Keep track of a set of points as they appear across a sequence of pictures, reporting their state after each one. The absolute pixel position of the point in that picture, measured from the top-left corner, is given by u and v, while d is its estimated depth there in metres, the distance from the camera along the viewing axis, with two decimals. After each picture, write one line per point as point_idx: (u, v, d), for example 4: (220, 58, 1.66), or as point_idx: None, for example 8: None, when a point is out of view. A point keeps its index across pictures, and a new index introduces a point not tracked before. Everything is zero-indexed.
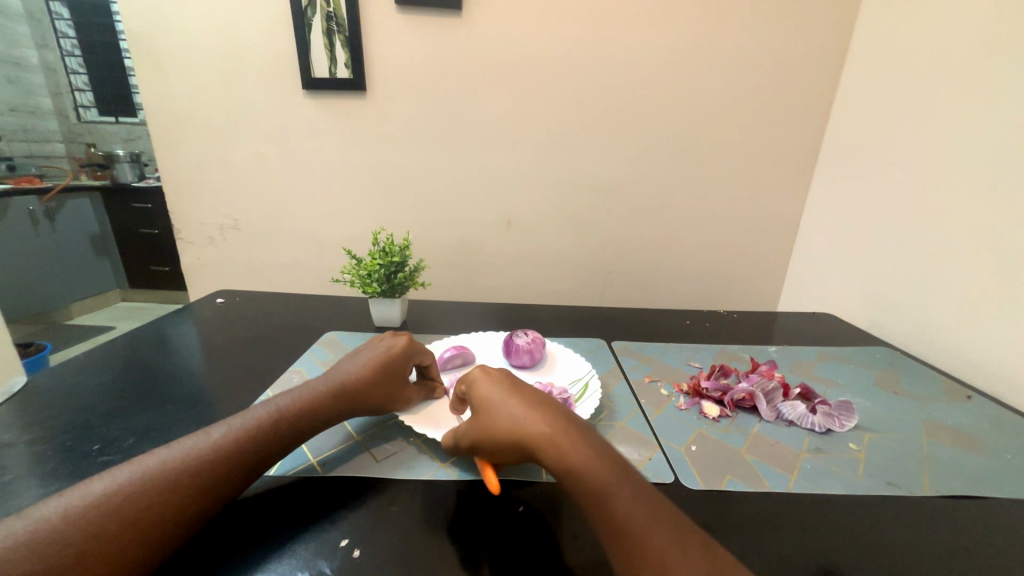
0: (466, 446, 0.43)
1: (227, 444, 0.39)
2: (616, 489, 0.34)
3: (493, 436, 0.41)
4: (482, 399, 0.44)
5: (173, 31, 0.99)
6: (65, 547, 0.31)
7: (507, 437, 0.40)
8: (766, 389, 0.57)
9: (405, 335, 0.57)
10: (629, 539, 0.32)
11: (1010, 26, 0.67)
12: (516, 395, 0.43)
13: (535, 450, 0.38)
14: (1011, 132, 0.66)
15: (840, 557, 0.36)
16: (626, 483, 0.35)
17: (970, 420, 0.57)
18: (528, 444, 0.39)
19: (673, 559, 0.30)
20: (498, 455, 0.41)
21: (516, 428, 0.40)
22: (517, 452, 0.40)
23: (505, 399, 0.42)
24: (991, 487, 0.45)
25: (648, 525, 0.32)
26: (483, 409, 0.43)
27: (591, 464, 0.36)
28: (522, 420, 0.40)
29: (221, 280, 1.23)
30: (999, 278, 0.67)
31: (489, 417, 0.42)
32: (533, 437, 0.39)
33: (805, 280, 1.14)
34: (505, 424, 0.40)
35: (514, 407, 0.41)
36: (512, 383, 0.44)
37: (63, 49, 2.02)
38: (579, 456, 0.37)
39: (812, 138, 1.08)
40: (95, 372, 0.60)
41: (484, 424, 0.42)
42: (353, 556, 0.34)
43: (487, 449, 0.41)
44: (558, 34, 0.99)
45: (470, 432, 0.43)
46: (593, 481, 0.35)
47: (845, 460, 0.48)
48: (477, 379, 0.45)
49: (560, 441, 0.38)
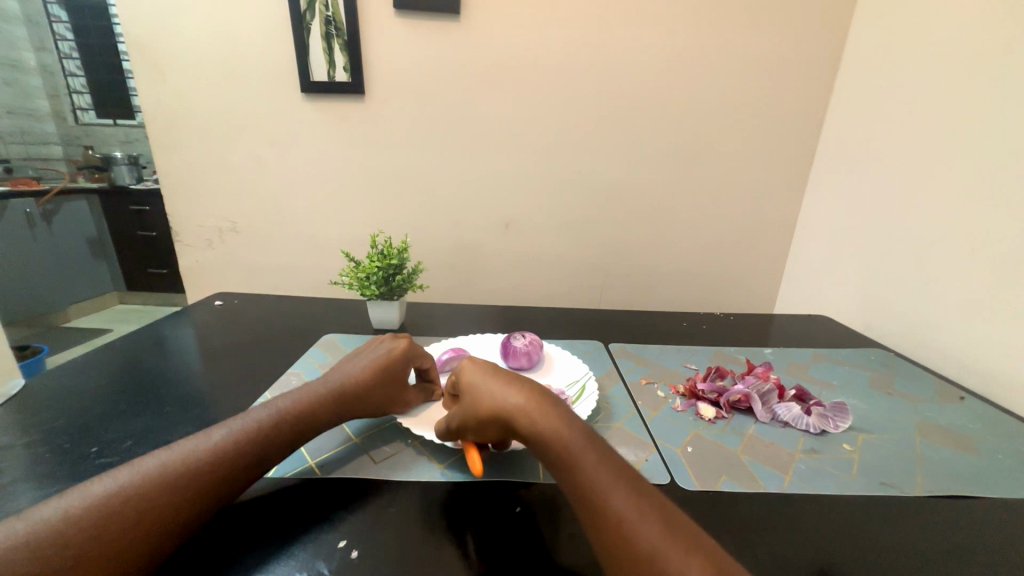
0: (455, 430, 0.44)
1: (228, 445, 0.39)
2: (585, 462, 0.35)
3: (475, 418, 0.42)
4: (466, 384, 0.46)
5: (172, 35, 0.99)
6: (65, 549, 0.31)
7: (485, 418, 0.41)
8: (762, 391, 0.58)
9: (405, 337, 0.58)
10: (591, 502, 0.33)
11: (1002, 32, 0.68)
12: (495, 375, 0.44)
13: (512, 424, 0.40)
14: (1004, 136, 0.67)
15: (835, 557, 0.36)
16: (591, 450, 0.36)
17: (962, 421, 0.58)
18: (506, 422, 0.40)
19: (629, 519, 0.31)
20: (484, 435, 0.42)
21: (492, 407, 0.41)
22: (499, 431, 0.42)
23: (484, 379, 0.44)
24: (983, 487, 0.45)
25: (609, 488, 0.33)
26: (467, 394, 0.45)
27: (560, 436, 0.37)
28: (498, 395, 0.42)
29: (220, 282, 1.23)
30: (993, 280, 0.68)
31: (471, 400, 0.43)
32: (507, 414, 0.40)
33: (801, 282, 1.15)
34: (483, 403, 0.42)
35: (491, 388, 0.43)
36: (492, 367, 0.46)
37: (62, 52, 2.01)
38: (549, 427, 0.38)
39: (807, 142, 1.09)
40: (93, 374, 0.60)
41: (467, 407, 0.43)
42: (352, 556, 0.34)
43: (471, 430, 0.43)
44: (555, 38, 1.00)
45: (456, 416, 0.45)
46: (561, 449, 0.37)
47: (839, 460, 0.48)
48: (462, 367, 0.47)
49: (532, 414, 0.39)
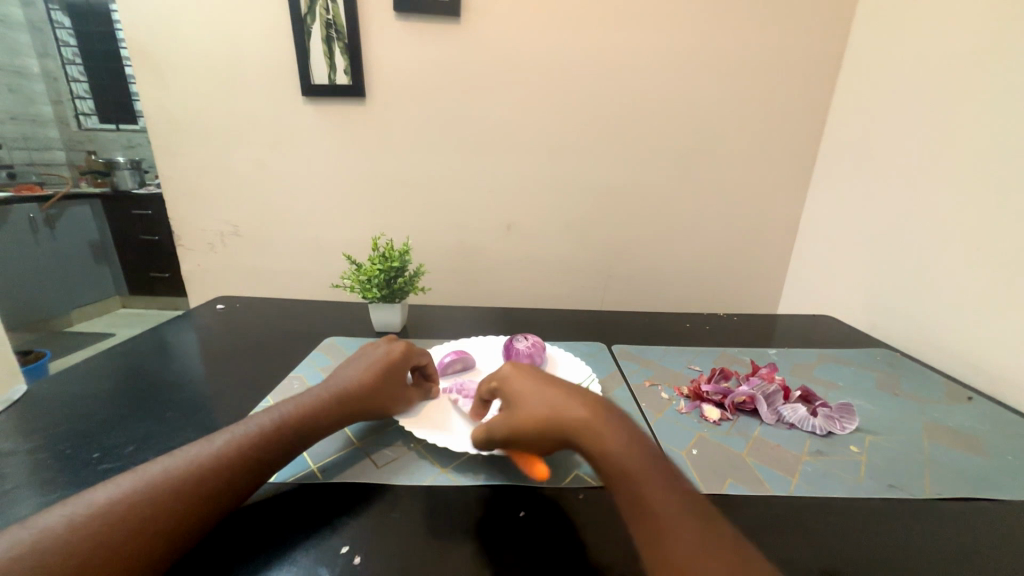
0: (499, 438, 0.43)
1: (231, 451, 0.39)
2: (654, 482, 0.35)
3: (529, 428, 0.41)
4: (517, 392, 0.45)
5: (174, 39, 1.00)
6: (69, 557, 0.31)
7: (544, 428, 0.41)
8: (766, 392, 0.57)
9: (401, 341, 0.58)
10: (657, 522, 0.33)
11: (1007, 29, 0.67)
12: (552, 386, 0.44)
13: (574, 436, 0.39)
14: (1010, 133, 0.66)
15: (846, 562, 0.35)
16: (657, 471, 0.36)
17: (971, 422, 0.57)
18: (562, 432, 0.40)
19: (699, 544, 0.31)
20: (534, 445, 0.42)
21: (549, 415, 0.41)
22: (554, 442, 0.41)
23: (541, 389, 0.44)
24: (994, 489, 0.45)
25: (677, 511, 0.33)
26: (517, 402, 0.44)
27: (626, 453, 0.37)
28: (560, 407, 0.41)
29: (221, 286, 1.23)
30: (1000, 279, 0.67)
31: (523, 407, 0.43)
32: (570, 426, 0.40)
33: (805, 282, 1.14)
34: (542, 412, 0.41)
35: (548, 396, 0.43)
36: (543, 376, 0.46)
37: (64, 58, 2.02)
38: (615, 441, 0.37)
39: (810, 141, 1.08)
40: (95, 380, 0.60)
41: (518, 415, 0.43)
42: (354, 562, 0.34)
43: (523, 439, 0.42)
44: (556, 39, 1.00)
45: (505, 424, 0.43)
46: (629, 465, 0.36)
47: (847, 463, 0.48)
48: (512, 375, 0.46)
49: (597, 427, 0.39)
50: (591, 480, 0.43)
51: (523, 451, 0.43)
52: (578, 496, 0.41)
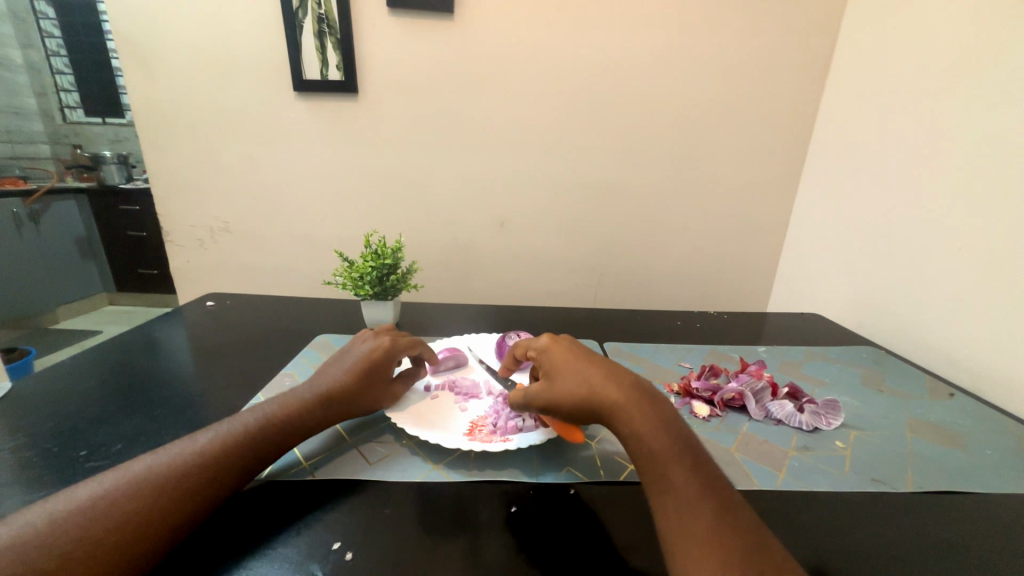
0: (535, 406, 0.44)
1: (216, 450, 0.39)
2: (682, 467, 0.36)
3: (563, 400, 0.43)
4: (555, 366, 0.46)
5: (162, 32, 0.98)
6: (49, 549, 0.31)
7: (578, 403, 0.42)
8: (754, 389, 0.58)
9: (387, 334, 0.58)
10: (682, 506, 0.34)
11: (994, 34, 0.68)
12: (590, 362, 0.45)
13: (609, 415, 0.41)
14: (997, 137, 0.67)
15: (832, 554, 0.36)
16: (687, 458, 0.37)
17: (952, 417, 0.59)
18: (596, 410, 0.41)
19: (721, 530, 0.32)
20: (567, 417, 0.43)
21: (591, 392, 0.42)
22: (586, 416, 0.42)
23: (579, 364, 0.45)
24: (972, 481, 0.46)
25: (701, 497, 0.34)
26: (554, 375, 0.45)
27: (660, 436, 0.38)
28: (598, 383, 0.42)
29: (209, 283, 1.21)
30: (984, 280, 0.68)
31: (566, 381, 0.43)
32: (606, 404, 0.41)
33: (793, 281, 1.15)
34: (581, 387, 0.42)
35: (585, 373, 0.44)
36: (585, 354, 0.46)
37: (49, 49, 1.95)
38: (650, 425, 0.39)
39: (800, 142, 1.10)
40: (81, 377, 0.59)
41: (560, 387, 0.43)
42: (346, 558, 0.34)
43: (557, 410, 0.43)
44: (550, 37, 1.00)
45: (542, 394, 0.44)
46: (662, 448, 0.37)
47: (833, 458, 0.49)
48: (551, 349, 0.48)
49: (635, 410, 0.40)
50: (584, 475, 0.44)
51: (555, 419, 0.44)
52: (571, 491, 0.42)
